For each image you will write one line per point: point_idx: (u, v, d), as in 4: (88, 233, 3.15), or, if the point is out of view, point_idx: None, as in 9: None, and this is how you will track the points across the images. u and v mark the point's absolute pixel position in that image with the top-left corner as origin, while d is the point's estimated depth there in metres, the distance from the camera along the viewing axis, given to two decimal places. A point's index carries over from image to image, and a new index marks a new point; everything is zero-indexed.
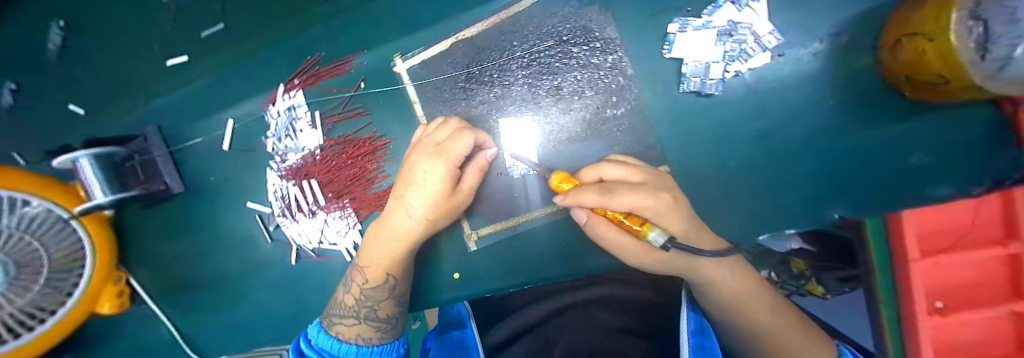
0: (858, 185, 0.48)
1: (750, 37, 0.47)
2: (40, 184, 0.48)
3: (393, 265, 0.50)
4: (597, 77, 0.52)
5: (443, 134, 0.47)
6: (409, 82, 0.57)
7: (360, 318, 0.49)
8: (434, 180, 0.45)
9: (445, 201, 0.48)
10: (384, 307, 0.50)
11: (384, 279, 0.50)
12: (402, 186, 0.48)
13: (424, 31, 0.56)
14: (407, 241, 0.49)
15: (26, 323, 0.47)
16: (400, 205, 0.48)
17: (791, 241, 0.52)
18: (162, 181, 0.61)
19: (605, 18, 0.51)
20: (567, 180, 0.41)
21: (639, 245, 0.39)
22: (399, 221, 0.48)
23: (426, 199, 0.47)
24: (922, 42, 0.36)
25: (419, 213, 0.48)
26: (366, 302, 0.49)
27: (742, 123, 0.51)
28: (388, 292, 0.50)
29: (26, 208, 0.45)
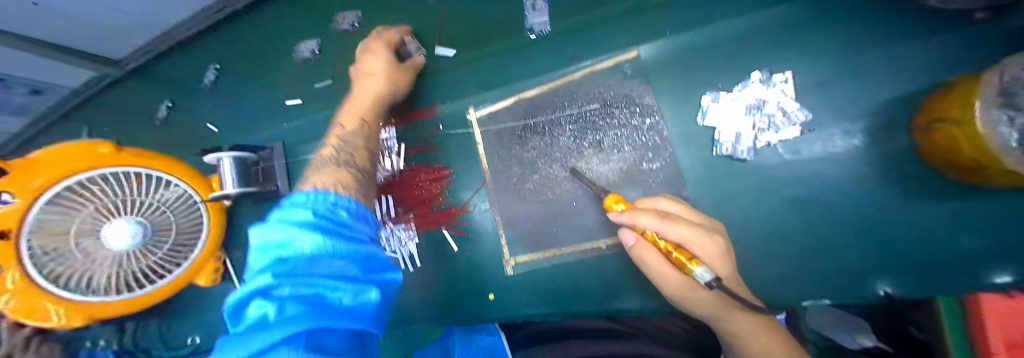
0: (921, 264, 0.47)
1: (778, 112, 0.54)
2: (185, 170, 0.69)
3: (367, 113, 0.63)
4: (635, 135, 0.60)
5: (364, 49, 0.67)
6: (476, 127, 0.71)
7: (338, 164, 0.53)
8: (381, 55, 0.64)
9: (396, 65, 0.64)
10: (359, 154, 0.58)
11: (361, 129, 0.62)
12: (365, 68, 0.65)
13: (494, 90, 0.70)
14: (378, 90, 0.64)
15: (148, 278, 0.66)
16: (362, 91, 0.64)
17: (863, 337, 0.44)
18: (275, 183, 0.81)
19: (645, 89, 0.61)
20: (622, 201, 0.45)
21: (682, 280, 0.41)
22: (370, 88, 0.63)
23: (382, 59, 0.65)
24: (950, 128, 0.40)
25: (382, 75, 0.63)
26: (343, 155, 0.56)
27: (780, 189, 0.54)
28: (362, 136, 0.61)
29: (169, 188, 0.66)
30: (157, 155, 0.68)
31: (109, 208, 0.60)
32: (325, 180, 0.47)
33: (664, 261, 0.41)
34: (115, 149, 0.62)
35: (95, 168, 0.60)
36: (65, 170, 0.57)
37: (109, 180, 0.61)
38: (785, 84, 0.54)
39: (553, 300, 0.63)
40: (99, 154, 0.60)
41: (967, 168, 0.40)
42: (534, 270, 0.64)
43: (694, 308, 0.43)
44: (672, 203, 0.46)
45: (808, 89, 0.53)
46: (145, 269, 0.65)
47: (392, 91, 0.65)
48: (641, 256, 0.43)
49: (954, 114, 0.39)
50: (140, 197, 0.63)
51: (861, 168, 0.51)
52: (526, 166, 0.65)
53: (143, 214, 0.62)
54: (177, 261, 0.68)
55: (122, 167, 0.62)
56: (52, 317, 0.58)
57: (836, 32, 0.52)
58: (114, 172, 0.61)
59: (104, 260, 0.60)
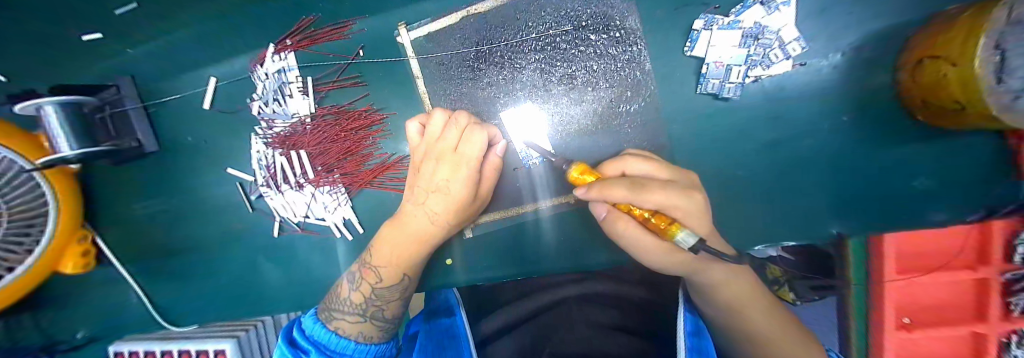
0: (864, 203, 0.48)
1: (775, 43, 0.45)
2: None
3: (411, 265, 0.48)
4: (612, 68, 0.50)
5: (436, 127, 0.46)
6: (413, 55, 0.54)
7: (366, 316, 0.47)
8: (458, 185, 0.44)
9: (466, 205, 0.47)
10: (393, 306, 0.48)
11: (400, 279, 0.48)
12: (424, 160, 0.47)
13: (432, 1, 0.52)
14: (423, 242, 0.47)
15: None
16: (419, 207, 0.47)
17: (772, 250, 0.52)
18: (134, 138, 0.59)
19: (628, 6, 0.48)
20: (589, 172, 0.37)
21: (662, 247, 0.37)
22: (418, 227, 0.47)
23: (449, 203, 0.45)
24: (944, 66, 0.35)
25: (440, 215, 0.46)
26: (373, 301, 0.47)
27: (751, 131, 0.50)
28: (400, 292, 0.49)
29: None
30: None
31: None
32: (347, 326, 0.46)
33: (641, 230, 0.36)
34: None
35: None
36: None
37: None
38: (787, 5, 0.44)
39: (516, 258, 0.58)
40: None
41: (943, 108, 0.38)
42: (496, 229, 0.57)
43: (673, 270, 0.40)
44: (642, 162, 0.39)
45: (800, 12, 0.46)
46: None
47: (445, 232, 0.48)
48: (613, 228, 0.38)
49: (949, 51, 0.35)
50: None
51: (835, 107, 0.47)
52: (481, 109, 0.53)
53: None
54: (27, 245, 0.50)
55: None
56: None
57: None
58: None
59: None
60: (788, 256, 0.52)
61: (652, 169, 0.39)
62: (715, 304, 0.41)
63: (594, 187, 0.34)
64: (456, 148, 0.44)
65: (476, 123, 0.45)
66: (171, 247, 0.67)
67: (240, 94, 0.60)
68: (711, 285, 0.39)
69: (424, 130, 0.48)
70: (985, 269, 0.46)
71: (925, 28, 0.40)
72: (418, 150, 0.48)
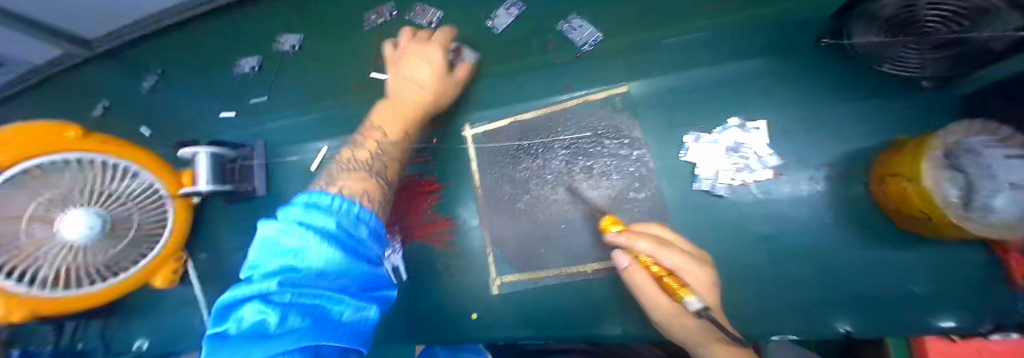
0: (869, 301, 0.52)
1: (752, 155, 0.59)
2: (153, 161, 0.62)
3: (411, 122, 0.64)
4: (624, 164, 0.64)
5: (429, 40, 0.66)
6: (471, 143, 0.72)
7: (371, 173, 0.56)
8: (428, 66, 0.63)
9: (443, 80, 0.65)
10: (393, 169, 0.61)
11: (402, 135, 0.63)
12: (406, 58, 0.66)
13: (491, 109, 0.72)
14: (416, 107, 0.64)
15: (102, 276, 0.56)
16: (410, 81, 0.64)
17: None
18: (252, 183, 0.79)
19: (634, 122, 0.65)
20: (616, 224, 0.50)
21: (674, 308, 0.43)
22: (408, 91, 0.64)
23: (429, 70, 0.63)
24: (903, 182, 0.45)
25: (427, 80, 0.63)
26: (380, 156, 0.60)
27: (749, 225, 0.58)
28: (400, 148, 0.63)
29: (137, 179, 0.59)
30: (110, 138, 0.59)
31: (58, 198, 0.48)
32: (350, 186, 0.51)
33: (657, 286, 0.44)
34: (83, 134, 0.53)
35: (53, 152, 0.49)
36: (23, 153, 0.46)
37: (66, 166, 0.50)
38: (759, 130, 0.59)
39: (535, 321, 0.62)
40: (63, 137, 0.51)
41: (918, 218, 0.45)
42: (521, 289, 0.64)
43: (683, 336, 0.45)
44: (665, 230, 0.51)
45: (774, 136, 0.59)
46: (98, 266, 0.54)
47: (437, 99, 0.65)
48: (633, 277, 0.47)
49: (905, 171, 0.44)
50: (104, 187, 0.53)
51: (819, 211, 0.56)
52: (517, 186, 0.67)
53: (98, 203, 0.52)
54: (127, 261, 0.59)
55: (66, 153, 0.50)
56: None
57: (799, 87, 0.60)
58: (64, 158, 0.50)
59: (55, 254, 0.48)
60: None
61: (672, 236, 0.50)
62: None
63: (622, 234, 0.46)
64: (432, 46, 0.65)
65: (444, 41, 0.66)
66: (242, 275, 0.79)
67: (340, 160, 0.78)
68: None
69: (410, 36, 0.68)
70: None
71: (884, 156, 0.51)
72: (392, 57, 0.68)
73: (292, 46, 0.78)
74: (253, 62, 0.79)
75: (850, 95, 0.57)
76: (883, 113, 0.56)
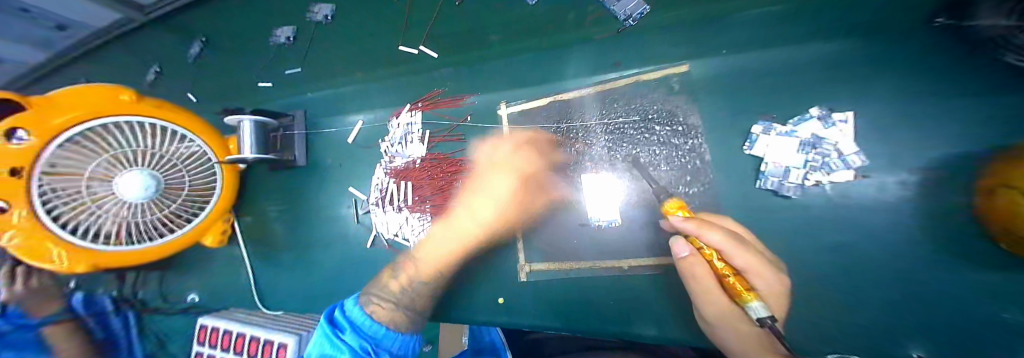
0: (970, 336, 0.43)
1: (834, 153, 0.50)
2: (197, 124, 0.68)
3: (446, 267, 0.59)
4: (674, 155, 0.58)
5: (500, 151, 0.65)
6: (506, 123, 0.69)
7: (398, 305, 0.54)
8: (502, 187, 0.60)
9: (516, 196, 0.61)
10: (420, 300, 0.58)
11: (436, 277, 0.59)
12: (484, 172, 0.64)
13: (529, 88, 0.68)
14: (463, 241, 0.60)
15: (161, 230, 0.68)
16: (471, 211, 0.61)
17: None
18: (292, 153, 0.79)
19: (690, 107, 0.58)
20: (683, 209, 0.45)
21: (731, 310, 0.39)
22: (470, 221, 0.60)
23: (501, 190, 0.60)
24: (1016, 196, 0.35)
25: (486, 216, 0.60)
26: (410, 287, 0.57)
27: (818, 231, 0.51)
28: (429, 291, 0.59)
29: (186, 145, 0.66)
30: (158, 101, 0.66)
31: (118, 157, 0.60)
32: (382, 311, 0.52)
33: (715, 284, 0.39)
34: (136, 98, 0.61)
35: (117, 115, 0.59)
36: (78, 117, 0.56)
37: (123, 128, 0.60)
38: (845, 123, 0.50)
39: (563, 312, 0.60)
40: (119, 100, 0.60)
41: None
42: (550, 280, 0.62)
43: (733, 344, 0.40)
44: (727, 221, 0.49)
45: (868, 130, 0.50)
46: (157, 222, 0.66)
47: (501, 231, 0.62)
48: (688, 270, 0.42)
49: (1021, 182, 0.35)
50: (154, 150, 0.63)
51: (922, 226, 0.46)
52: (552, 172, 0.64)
53: (153, 167, 0.63)
54: (184, 218, 0.69)
55: (122, 117, 0.60)
56: (55, 260, 0.58)
57: (924, 66, 0.47)
58: (126, 121, 0.60)
59: (111, 208, 0.61)
60: None
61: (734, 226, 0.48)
62: None
63: (692, 220, 0.40)
64: (519, 151, 0.63)
65: (529, 142, 0.65)
66: (279, 239, 0.83)
67: (374, 134, 0.78)
68: None
69: (493, 149, 0.66)
70: None
71: (994, 158, 0.41)
72: (481, 163, 0.66)
73: (321, 15, 0.72)
74: (286, 32, 0.76)
75: (1007, 86, 0.41)
76: None
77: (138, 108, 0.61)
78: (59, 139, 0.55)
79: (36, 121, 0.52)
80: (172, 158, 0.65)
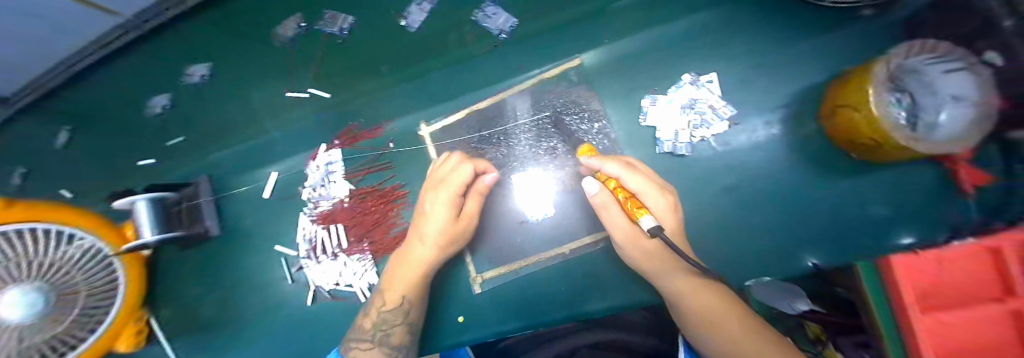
0: (833, 234, 0.53)
1: (709, 110, 0.58)
2: (91, 222, 0.58)
3: (412, 287, 0.52)
4: (587, 139, 0.63)
5: (447, 167, 0.57)
6: (429, 142, 0.69)
7: (377, 343, 0.50)
8: (441, 208, 0.54)
9: (452, 226, 0.55)
10: (398, 333, 0.51)
11: (400, 302, 0.51)
12: (427, 193, 0.57)
13: (444, 103, 0.69)
14: (424, 268, 0.53)
15: (51, 354, 0.53)
16: (416, 234, 0.55)
17: (800, 302, 0.50)
18: (204, 223, 0.72)
19: (591, 94, 0.64)
20: (592, 151, 0.52)
21: (632, 229, 0.48)
22: (420, 252, 0.54)
23: (437, 226, 0.54)
24: (852, 113, 0.45)
25: (433, 240, 0.54)
26: (382, 325, 0.50)
27: (715, 178, 0.58)
28: (403, 317, 0.51)
29: (75, 243, 0.55)
30: (38, 203, 0.54)
31: None
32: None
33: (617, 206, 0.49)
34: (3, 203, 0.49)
35: None
36: None
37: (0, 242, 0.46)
38: (711, 83, 0.59)
39: (523, 311, 0.61)
40: None
41: (868, 145, 0.46)
42: (504, 285, 0.63)
43: (644, 262, 0.48)
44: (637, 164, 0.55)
45: (728, 86, 0.59)
46: (52, 346, 0.52)
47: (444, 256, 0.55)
48: (602, 205, 0.50)
49: (852, 102, 0.45)
50: (47, 258, 0.50)
51: (781, 155, 0.56)
52: None
53: (54, 280, 0.49)
54: (87, 327, 0.57)
55: (9, 226, 0.47)
56: None
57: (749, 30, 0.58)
58: (7, 231, 0.47)
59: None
60: (820, 308, 0.47)
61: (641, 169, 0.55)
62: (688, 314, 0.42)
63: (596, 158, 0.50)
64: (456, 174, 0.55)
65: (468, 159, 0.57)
66: (213, 321, 0.74)
67: (295, 182, 0.74)
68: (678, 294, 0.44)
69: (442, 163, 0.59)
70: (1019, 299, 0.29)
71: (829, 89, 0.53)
72: (432, 178, 0.58)
73: (196, 76, 0.68)
74: (160, 101, 0.69)
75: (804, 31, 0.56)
76: (833, 44, 0.55)
77: (19, 212, 0.49)
78: None
79: None
80: (59, 263, 0.52)
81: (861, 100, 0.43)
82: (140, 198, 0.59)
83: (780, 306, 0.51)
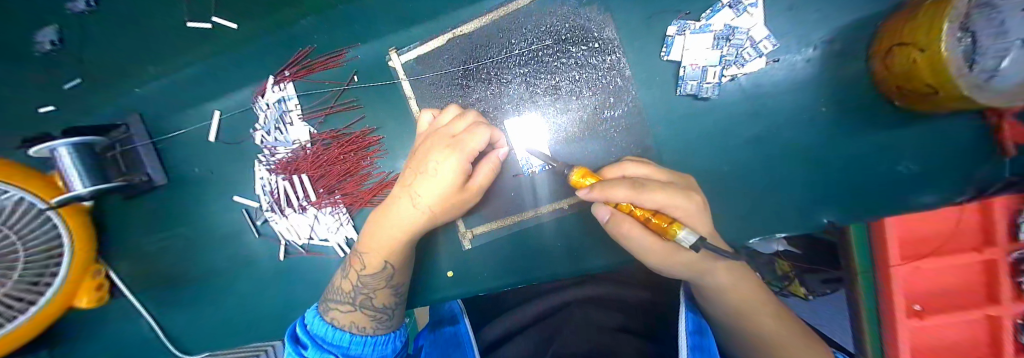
0: (854, 193, 0.49)
1: (747, 42, 0.48)
2: (29, 178, 0.47)
3: (393, 254, 0.46)
4: (595, 77, 0.52)
5: (459, 127, 0.44)
6: (403, 77, 0.57)
7: (355, 305, 0.46)
8: (447, 172, 0.41)
9: (454, 197, 0.44)
10: (381, 295, 0.47)
11: (382, 267, 0.46)
12: (424, 143, 0.46)
13: (420, 26, 0.56)
14: (409, 231, 0.45)
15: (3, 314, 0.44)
16: (406, 192, 0.44)
17: (777, 244, 0.58)
18: (145, 172, 0.61)
19: (604, 18, 0.51)
20: (590, 175, 0.37)
21: (664, 246, 0.37)
22: (403, 213, 0.45)
23: (436, 189, 0.43)
24: (914, 52, 0.36)
25: (432, 204, 0.44)
26: (361, 287, 0.46)
27: (734, 126, 0.51)
28: (385, 281, 0.47)
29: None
30: None
31: None
32: (343, 318, 0.45)
33: (643, 229, 0.36)
34: None
35: None
36: None
37: None
38: (755, 7, 0.47)
39: (517, 268, 0.58)
40: None
41: (918, 94, 0.38)
42: (496, 240, 0.59)
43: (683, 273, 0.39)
44: (639, 165, 0.42)
45: (768, 13, 0.48)
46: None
47: (436, 223, 0.46)
48: (617, 231, 0.39)
49: (917, 37, 0.36)
50: None
51: (815, 101, 0.49)
52: None
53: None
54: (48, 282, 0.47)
55: None
56: None
57: None
58: None
59: None
60: (793, 248, 0.58)
61: (649, 171, 0.41)
62: (719, 309, 0.41)
63: (598, 187, 0.33)
64: (458, 137, 0.42)
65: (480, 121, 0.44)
66: (180, 274, 0.68)
67: (246, 124, 0.63)
68: (718, 290, 0.39)
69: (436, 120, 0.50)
70: (994, 249, 0.38)
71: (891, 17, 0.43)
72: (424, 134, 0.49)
73: None
74: (45, 35, 0.52)
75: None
76: None
77: None
78: None
79: None
80: None
81: (928, 35, 0.33)
82: (60, 145, 0.47)
83: (762, 249, 0.58)
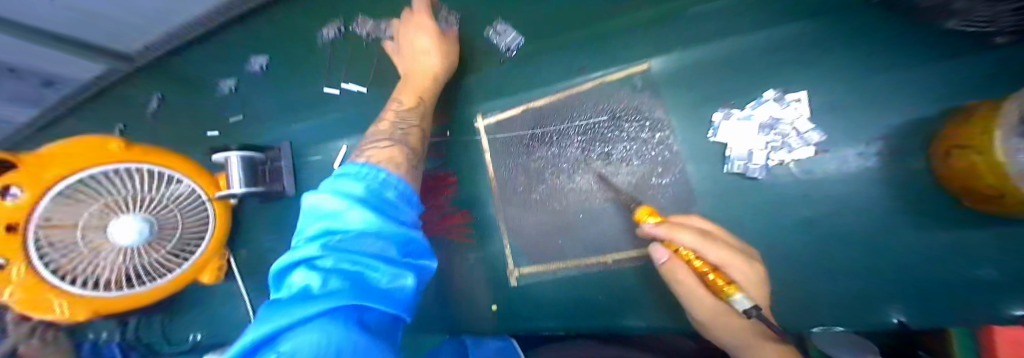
0: (935, 294, 0.46)
1: (792, 132, 0.53)
2: (194, 168, 0.67)
3: (424, 92, 0.62)
4: (645, 149, 0.60)
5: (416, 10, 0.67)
6: (483, 135, 0.71)
7: (394, 141, 0.55)
8: (422, 31, 0.63)
9: (441, 37, 0.63)
10: (414, 133, 0.58)
11: (419, 103, 0.61)
12: (410, 27, 0.65)
13: (503, 98, 0.70)
14: (430, 76, 0.62)
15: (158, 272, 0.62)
16: (417, 57, 0.63)
17: None
18: (281, 183, 0.81)
19: (655, 102, 0.61)
20: (653, 215, 0.44)
21: (712, 301, 0.40)
22: (424, 65, 0.62)
23: (429, 40, 0.62)
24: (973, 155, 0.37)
25: (432, 52, 0.62)
26: (399, 125, 0.58)
27: (785, 207, 0.53)
28: (420, 113, 0.61)
29: (177, 185, 0.64)
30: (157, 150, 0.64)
31: (113, 204, 0.56)
32: (377, 155, 0.50)
33: (698, 281, 0.41)
34: (125, 145, 0.59)
35: (103, 164, 0.56)
36: (84, 164, 0.54)
37: (116, 175, 0.57)
38: (800, 103, 0.52)
39: (559, 312, 0.62)
40: (109, 150, 0.58)
41: (985, 197, 0.38)
42: (541, 283, 0.63)
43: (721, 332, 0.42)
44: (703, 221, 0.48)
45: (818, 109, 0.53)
46: (149, 266, 0.61)
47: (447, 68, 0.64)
48: (671, 270, 0.43)
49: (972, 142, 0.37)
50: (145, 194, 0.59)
51: (878, 192, 0.49)
52: (533, 177, 0.66)
53: (149, 210, 0.59)
54: (183, 256, 0.65)
55: (123, 164, 0.58)
56: (57, 310, 0.55)
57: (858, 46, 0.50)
58: (126, 168, 0.58)
59: (110, 254, 0.56)
60: None
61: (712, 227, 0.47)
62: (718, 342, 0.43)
63: (663, 225, 0.40)
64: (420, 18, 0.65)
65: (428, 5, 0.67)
66: None
67: None
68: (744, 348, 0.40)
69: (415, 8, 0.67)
70: None
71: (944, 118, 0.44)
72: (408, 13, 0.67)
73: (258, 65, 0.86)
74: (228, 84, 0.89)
75: (948, 50, 0.44)
76: None
77: (134, 153, 0.60)
78: (53, 195, 0.52)
79: (30, 175, 0.50)
80: (161, 200, 0.61)
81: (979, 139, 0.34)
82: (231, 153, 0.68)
83: None
